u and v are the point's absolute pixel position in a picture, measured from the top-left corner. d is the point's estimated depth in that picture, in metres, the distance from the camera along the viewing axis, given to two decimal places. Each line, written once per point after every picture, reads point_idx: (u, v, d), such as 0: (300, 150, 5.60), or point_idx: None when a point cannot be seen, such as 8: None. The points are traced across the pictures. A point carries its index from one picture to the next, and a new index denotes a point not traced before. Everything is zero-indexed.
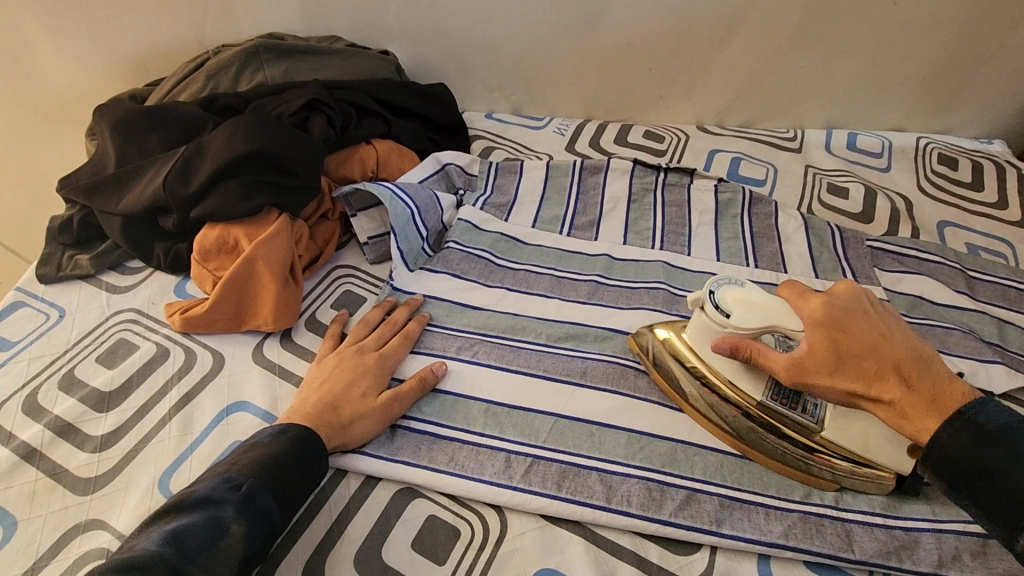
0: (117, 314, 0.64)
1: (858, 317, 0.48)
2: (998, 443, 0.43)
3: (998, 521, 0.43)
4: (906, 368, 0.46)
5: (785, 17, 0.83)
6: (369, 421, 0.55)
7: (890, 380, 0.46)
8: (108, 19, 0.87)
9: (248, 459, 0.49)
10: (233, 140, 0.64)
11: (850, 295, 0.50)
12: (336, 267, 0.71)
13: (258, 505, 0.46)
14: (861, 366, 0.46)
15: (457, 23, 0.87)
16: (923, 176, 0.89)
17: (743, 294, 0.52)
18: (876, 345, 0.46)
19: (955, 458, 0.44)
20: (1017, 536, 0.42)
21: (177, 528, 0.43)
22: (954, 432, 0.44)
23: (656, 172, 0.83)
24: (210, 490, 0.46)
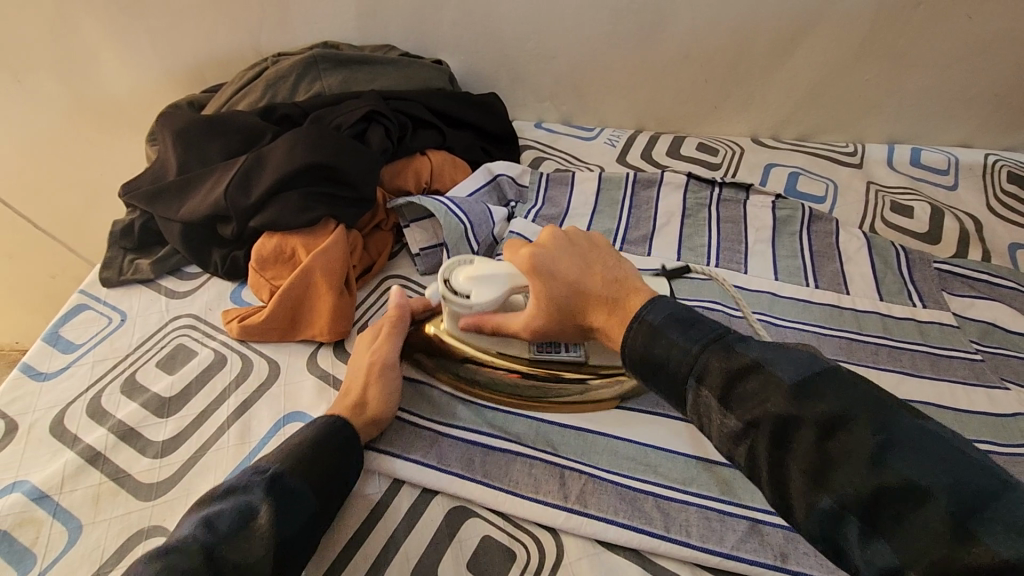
0: (176, 319, 0.65)
1: (557, 257, 0.53)
2: (665, 338, 0.44)
3: (675, 403, 0.44)
4: (593, 288, 0.51)
5: (850, 28, 0.81)
6: (376, 385, 0.56)
7: (585, 300, 0.51)
8: (168, 25, 0.88)
9: (279, 449, 0.50)
10: (293, 151, 0.64)
11: (549, 238, 0.55)
12: (389, 277, 0.71)
13: (286, 487, 0.47)
14: (572, 299, 0.52)
15: (512, 33, 0.87)
16: (992, 195, 0.85)
17: (475, 270, 0.57)
18: (573, 275, 0.52)
19: (636, 354, 0.45)
20: (687, 409, 0.43)
21: (210, 514, 0.44)
22: (637, 333, 0.46)
23: (711, 187, 0.81)
24: (237, 479, 0.47)
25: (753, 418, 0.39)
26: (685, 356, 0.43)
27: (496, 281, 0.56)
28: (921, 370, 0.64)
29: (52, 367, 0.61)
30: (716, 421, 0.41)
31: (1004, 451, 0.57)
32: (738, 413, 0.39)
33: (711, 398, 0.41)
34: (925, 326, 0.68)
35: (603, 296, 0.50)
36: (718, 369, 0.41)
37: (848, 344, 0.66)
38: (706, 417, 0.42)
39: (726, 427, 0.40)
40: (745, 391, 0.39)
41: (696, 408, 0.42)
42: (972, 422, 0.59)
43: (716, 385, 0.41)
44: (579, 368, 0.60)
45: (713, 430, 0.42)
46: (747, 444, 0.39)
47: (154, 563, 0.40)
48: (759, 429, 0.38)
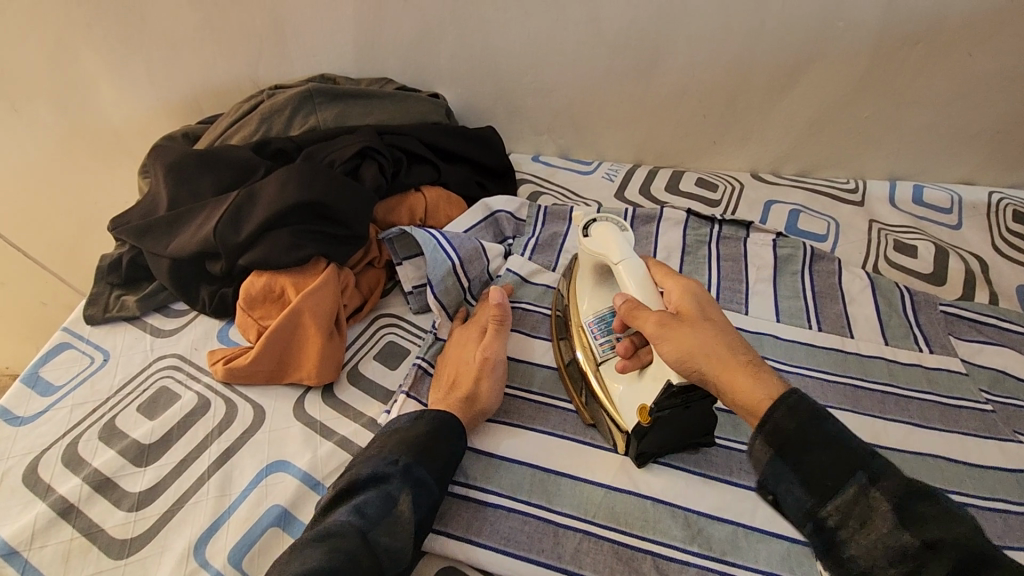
0: (160, 359, 0.64)
1: (705, 309, 0.50)
2: (826, 436, 0.40)
3: (813, 491, 0.40)
4: (747, 350, 0.46)
5: (850, 66, 0.80)
6: (488, 381, 0.57)
7: (739, 356, 0.45)
8: (166, 57, 0.88)
9: (396, 441, 0.52)
10: (284, 189, 0.63)
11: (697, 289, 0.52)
12: (380, 316, 0.69)
13: (419, 478, 0.49)
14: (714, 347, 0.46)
15: (510, 67, 0.86)
16: (997, 234, 0.83)
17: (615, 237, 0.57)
18: (724, 329, 0.47)
19: (794, 428, 0.41)
20: (827, 504, 0.40)
21: (357, 502, 0.47)
22: (786, 410, 0.41)
23: (711, 223, 0.81)
24: (374, 469, 0.49)
25: (931, 540, 0.37)
26: (843, 465, 0.39)
27: (610, 241, 0.56)
28: (931, 421, 0.61)
29: (30, 410, 0.59)
30: (871, 525, 0.39)
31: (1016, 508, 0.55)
32: (915, 530, 0.37)
33: (883, 502, 0.38)
34: (933, 372, 0.66)
35: (754, 361, 0.45)
36: (898, 479, 0.38)
37: (853, 392, 0.64)
38: (865, 522, 0.39)
39: (883, 533, 0.38)
40: (921, 511, 0.37)
41: (852, 508, 0.39)
42: (985, 478, 0.57)
43: (892, 490, 0.38)
44: (591, 360, 0.57)
45: (869, 536, 0.39)
46: (910, 565, 0.37)
47: (321, 547, 0.43)
48: (924, 551, 0.37)
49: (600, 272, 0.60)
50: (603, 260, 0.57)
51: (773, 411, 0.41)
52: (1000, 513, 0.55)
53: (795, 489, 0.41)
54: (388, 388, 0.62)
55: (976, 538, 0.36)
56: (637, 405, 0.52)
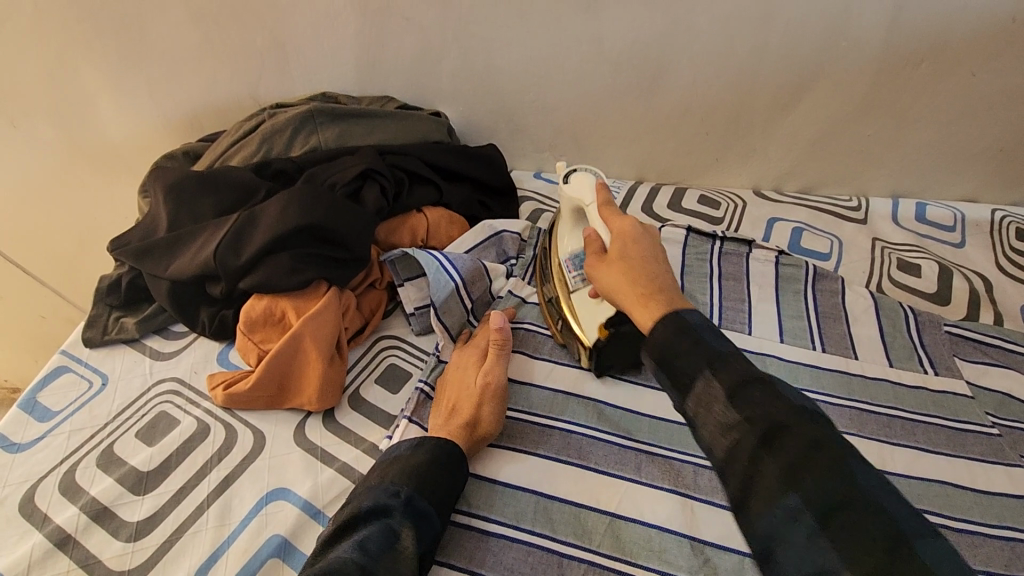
0: (159, 383, 0.63)
1: (631, 243, 0.52)
2: (696, 343, 0.43)
3: (676, 387, 0.44)
4: (653, 280, 0.49)
5: (852, 85, 0.80)
6: (489, 405, 0.57)
7: (640, 287, 0.49)
8: (167, 75, 0.88)
9: (396, 471, 0.51)
10: (285, 212, 0.62)
11: (633, 223, 0.54)
12: (382, 338, 0.69)
13: (420, 511, 0.48)
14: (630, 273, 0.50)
15: (511, 85, 0.86)
16: (1001, 253, 0.83)
17: (586, 184, 0.64)
18: (639, 260, 0.51)
19: (670, 336, 0.44)
20: (687, 399, 0.43)
21: (359, 536, 0.46)
22: (668, 326, 0.45)
23: (713, 241, 0.80)
24: (375, 500, 0.48)
25: (753, 415, 0.39)
26: (697, 359, 0.43)
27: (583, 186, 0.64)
28: (937, 446, 0.61)
29: (27, 436, 0.59)
30: (714, 408, 0.41)
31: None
32: (741, 409, 0.40)
33: (722, 388, 0.41)
34: (938, 395, 0.65)
35: (655, 290, 0.48)
36: (734, 367, 0.41)
37: (859, 415, 0.63)
38: (710, 407, 0.41)
39: (719, 418, 0.41)
40: (749, 394, 0.40)
41: (699, 393, 0.42)
42: (993, 505, 0.56)
43: (730, 377, 0.41)
44: (565, 289, 0.65)
45: (712, 423, 0.41)
46: (734, 439, 0.40)
47: None
48: (749, 428, 0.39)
49: (577, 217, 0.66)
50: (579, 203, 0.64)
51: (656, 333, 0.45)
52: (1009, 542, 0.54)
53: (667, 388, 0.45)
54: (390, 413, 0.61)
55: (780, 412, 0.39)
56: (596, 322, 0.60)
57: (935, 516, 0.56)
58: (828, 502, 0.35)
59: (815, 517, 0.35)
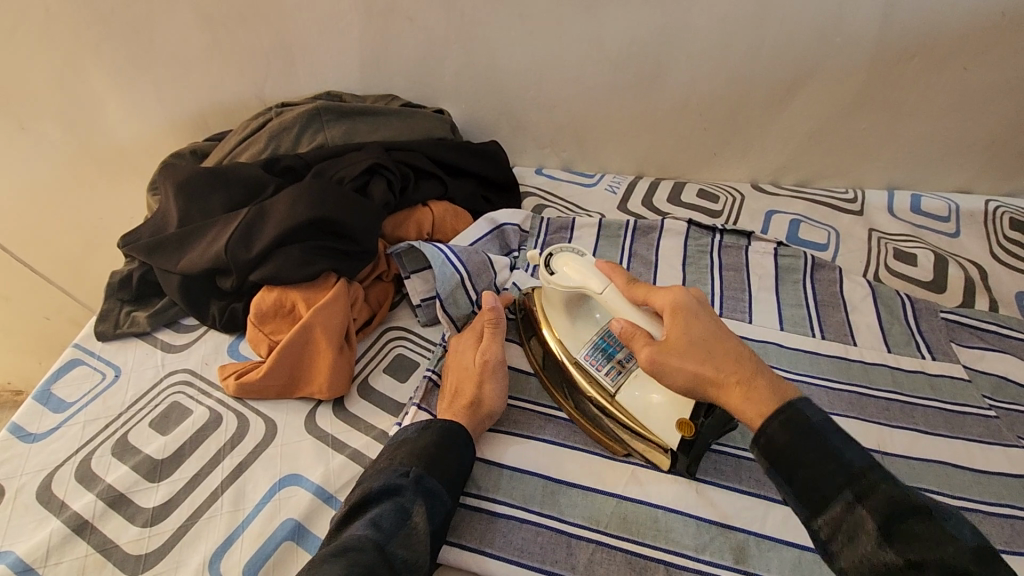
0: (171, 375, 0.64)
1: (691, 324, 0.48)
2: (822, 454, 0.40)
3: (806, 504, 0.41)
4: (739, 365, 0.45)
5: (848, 79, 0.81)
6: (489, 382, 0.58)
7: (726, 373, 0.45)
8: (174, 77, 0.90)
9: (406, 452, 0.52)
10: (295, 206, 0.64)
11: (682, 294, 0.50)
12: (389, 329, 0.70)
13: (431, 489, 0.49)
14: (712, 357, 0.46)
15: (513, 83, 0.88)
16: (994, 242, 0.85)
17: (575, 261, 0.58)
18: (711, 342, 0.47)
19: (782, 449, 0.41)
20: (819, 518, 0.40)
21: (372, 515, 0.47)
22: (780, 423, 0.42)
23: (712, 233, 0.82)
24: (386, 481, 0.50)
25: (917, 559, 0.36)
26: (834, 484, 0.39)
27: (579, 270, 0.57)
28: (936, 428, 0.62)
29: (42, 427, 0.60)
30: (858, 541, 0.38)
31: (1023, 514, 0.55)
32: (899, 550, 0.37)
33: (869, 519, 0.38)
34: (936, 379, 0.66)
35: (748, 375, 0.44)
36: (884, 496, 0.38)
37: (858, 399, 0.64)
38: (853, 538, 0.39)
39: (867, 554, 0.38)
40: (907, 530, 0.37)
41: (840, 525, 0.39)
42: (992, 483, 0.58)
43: (878, 508, 0.38)
44: (603, 395, 0.57)
45: (857, 555, 0.38)
46: None
47: (340, 561, 0.42)
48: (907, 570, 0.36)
49: (574, 301, 0.60)
50: (579, 290, 0.57)
51: (769, 430, 0.42)
52: (1008, 519, 0.55)
53: (790, 502, 0.42)
54: (399, 401, 0.62)
55: (957, 558, 0.35)
56: (671, 424, 0.53)
57: (934, 494, 0.57)
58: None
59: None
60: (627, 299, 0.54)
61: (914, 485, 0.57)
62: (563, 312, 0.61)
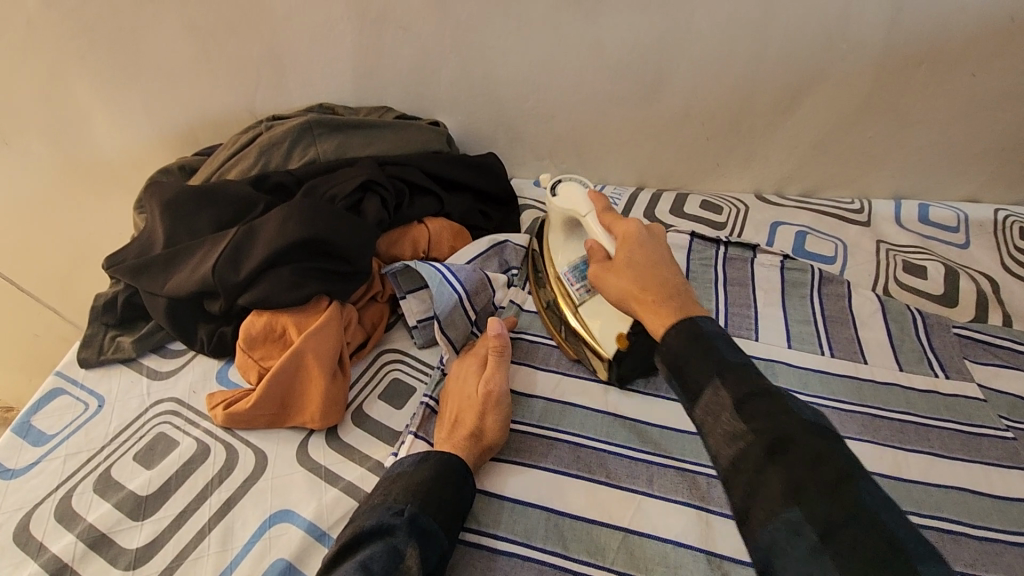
0: (157, 404, 0.61)
1: (635, 245, 0.50)
2: (710, 354, 0.42)
3: (684, 393, 0.43)
4: (660, 283, 0.47)
5: (853, 87, 0.79)
6: (493, 413, 0.55)
7: (643, 288, 0.47)
8: (161, 90, 0.87)
9: (401, 488, 0.50)
10: (285, 226, 0.61)
11: (636, 224, 0.53)
12: (384, 352, 0.68)
13: (424, 529, 0.47)
14: (642, 275, 0.48)
15: (510, 93, 0.85)
16: (1005, 252, 0.83)
17: (574, 189, 0.63)
18: (646, 265, 0.49)
19: (680, 349, 0.43)
20: (697, 407, 0.42)
21: (362, 557, 0.44)
22: (680, 334, 0.44)
23: (716, 246, 0.80)
24: (378, 520, 0.47)
25: (765, 427, 0.38)
26: (708, 363, 0.42)
27: (573, 196, 0.62)
28: (952, 451, 0.60)
29: (21, 462, 0.57)
30: (723, 417, 0.40)
31: None
32: (749, 418, 0.38)
33: (733, 396, 0.40)
34: (950, 399, 0.64)
35: (666, 295, 0.46)
36: (747, 380, 0.40)
37: (871, 421, 0.62)
38: (719, 415, 0.40)
39: (728, 425, 0.39)
40: (760, 406, 0.39)
41: (710, 402, 0.41)
42: (1013, 511, 0.55)
43: (743, 387, 0.40)
44: (569, 304, 0.64)
45: (720, 431, 0.40)
46: (740, 449, 0.38)
47: None
48: (754, 435, 0.38)
49: (570, 226, 0.65)
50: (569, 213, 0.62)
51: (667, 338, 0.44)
52: None
53: (675, 395, 0.44)
54: (395, 429, 0.60)
55: (795, 426, 0.37)
56: (612, 335, 0.59)
57: (954, 523, 0.54)
58: (830, 517, 0.33)
59: (816, 530, 0.33)
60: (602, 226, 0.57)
61: (932, 514, 0.55)
62: (558, 238, 0.67)
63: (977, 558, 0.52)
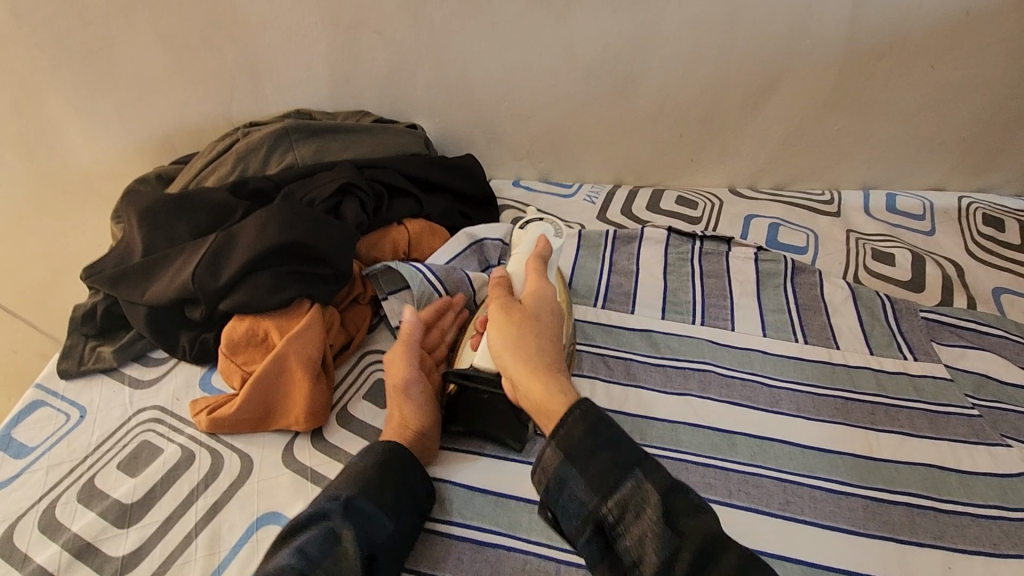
0: (140, 413, 0.61)
1: (541, 313, 0.56)
2: (610, 445, 0.46)
3: (593, 491, 0.45)
4: (551, 358, 0.52)
5: (819, 81, 0.82)
6: (405, 401, 0.57)
7: (538, 360, 0.52)
8: (136, 99, 0.87)
9: (340, 480, 0.52)
10: (264, 230, 0.61)
11: (548, 293, 0.59)
12: (368, 352, 0.68)
13: (359, 512, 0.49)
14: (535, 341, 0.53)
15: (486, 95, 0.86)
16: (969, 239, 0.85)
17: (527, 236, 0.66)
18: (539, 329, 0.54)
19: (582, 436, 0.46)
20: (607, 505, 0.44)
21: (299, 542, 0.47)
22: (578, 415, 0.47)
23: (692, 240, 0.82)
24: (317, 506, 0.49)
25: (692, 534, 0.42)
26: (621, 464, 0.45)
27: (522, 242, 0.66)
28: (921, 430, 0.62)
29: (3, 475, 0.57)
30: (642, 518, 0.43)
31: (1008, 515, 0.55)
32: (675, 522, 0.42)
33: (649, 492, 0.44)
34: (919, 380, 0.66)
35: (552, 367, 0.51)
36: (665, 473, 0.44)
37: (843, 404, 0.64)
38: (635, 516, 0.43)
39: (647, 528, 0.43)
40: (684, 513, 0.43)
41: (626, 502, 0.44)
42: (978, 484, 0.57)
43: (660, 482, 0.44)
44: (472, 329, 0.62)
45: (637, 537, 0.43)
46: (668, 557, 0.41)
47: None
48: (678, 537, 0.42)
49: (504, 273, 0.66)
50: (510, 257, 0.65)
51: (561, 422, 0.47)
52: (996, 521, 0.55)
53: (577, 488, 0.45)
54: (380, 428, 0.60)
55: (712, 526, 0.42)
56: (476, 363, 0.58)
57: (922, 498, 0.56)
58: None
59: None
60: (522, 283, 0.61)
61: (903, 491, 0.57)
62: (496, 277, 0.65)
63: (945, 531, 0.54)
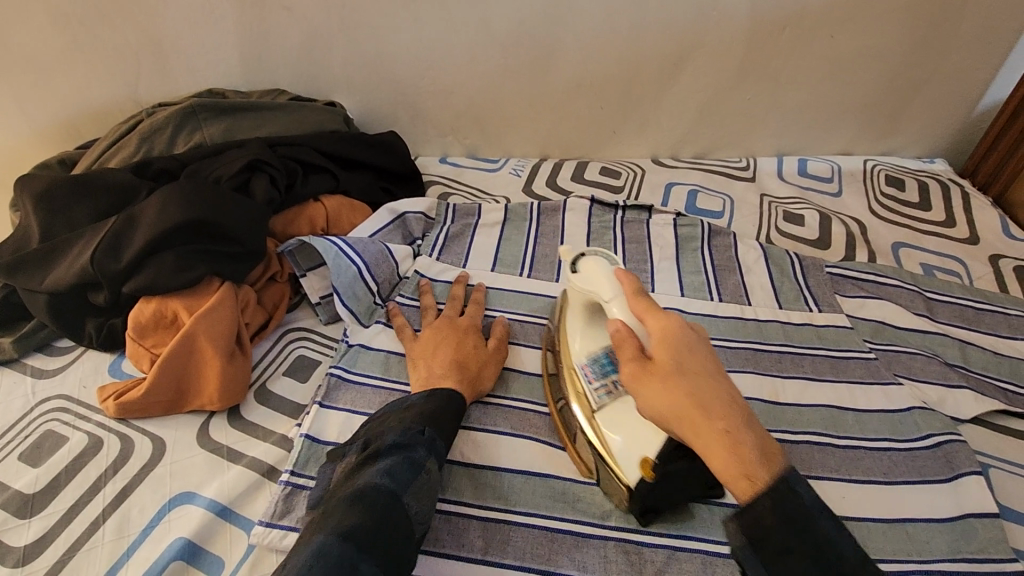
0: (44, 402, 0.59)
1: (686, 348, 0.40)
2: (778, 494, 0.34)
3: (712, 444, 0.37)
4: (724, 404, 0.37)
5: (729, 51, 0.84)
6: (490, 366, 0.60)
7: (715, 405, 0.37)
8: (34, 82, 0.83)
9: (414, 415, 0.51)
10: (165, 208, 0.60)
11: (677, 321, 0.42)
12: (287, 330, 0.67)
13: (438, 449, 0.49)
14: (699, 388, 0.38)
15: (406, 72, 0.86)
16: (873, 198, 0.91)
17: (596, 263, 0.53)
18: (697, 374, 0.38)
19: (761, 520, 0.34)
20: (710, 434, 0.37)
21: (385, 465, 0.44)
22: (769, 502, 0.34)
23: (614, 210, 0.83)
24: (400, 436, 0.47)
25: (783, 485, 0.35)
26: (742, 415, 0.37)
27: (597, 276, 0.52)
28: (822, 373, 0.66)
29: None
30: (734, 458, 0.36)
31: (899, 447, 0.59)
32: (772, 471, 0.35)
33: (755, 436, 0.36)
34: (822, 329, 0.70)
35: (734, 422, 0.36)
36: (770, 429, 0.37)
37: (753, 355, 0.67)
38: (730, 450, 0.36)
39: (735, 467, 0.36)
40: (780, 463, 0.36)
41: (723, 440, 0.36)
42: (873, 421, 0.62)
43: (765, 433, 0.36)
44: (586, 406, 0.52)
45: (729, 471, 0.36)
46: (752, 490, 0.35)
47: (355, 506, 0.40)
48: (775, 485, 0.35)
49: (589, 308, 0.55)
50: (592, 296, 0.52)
51: (758, 503, 0.34)
52: (887, 453, 0.59)
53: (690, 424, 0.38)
54: (299, 403, 0.60)
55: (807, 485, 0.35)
56: (634, 459, 0.47)
57: (822, 436, 0.60)
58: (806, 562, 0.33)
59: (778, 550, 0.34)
60: (630, 317, 0.45)
61: (804, 430, 0.60)
62: (580, 319, 0.56)
63: (842, 465, 0.58)
